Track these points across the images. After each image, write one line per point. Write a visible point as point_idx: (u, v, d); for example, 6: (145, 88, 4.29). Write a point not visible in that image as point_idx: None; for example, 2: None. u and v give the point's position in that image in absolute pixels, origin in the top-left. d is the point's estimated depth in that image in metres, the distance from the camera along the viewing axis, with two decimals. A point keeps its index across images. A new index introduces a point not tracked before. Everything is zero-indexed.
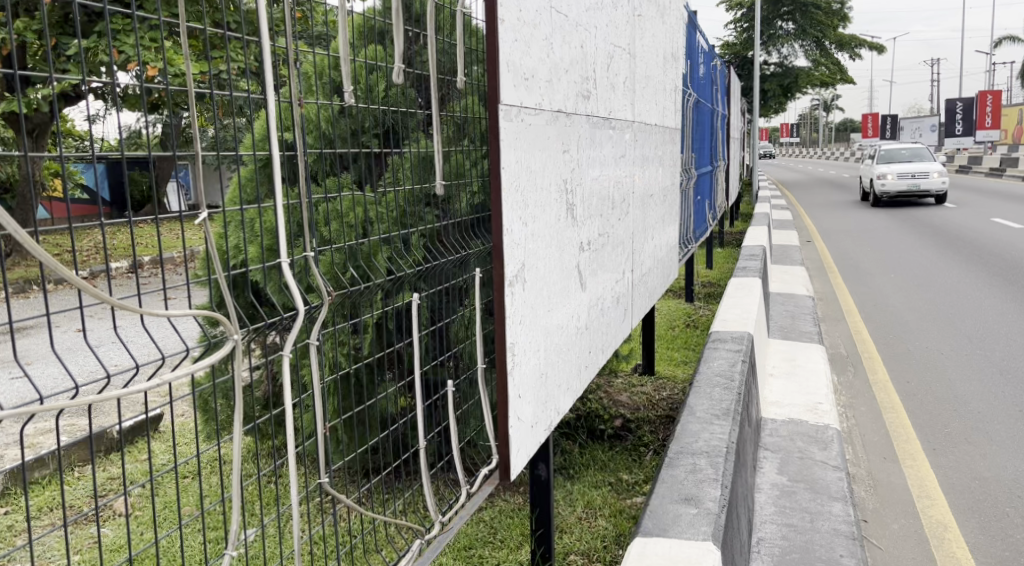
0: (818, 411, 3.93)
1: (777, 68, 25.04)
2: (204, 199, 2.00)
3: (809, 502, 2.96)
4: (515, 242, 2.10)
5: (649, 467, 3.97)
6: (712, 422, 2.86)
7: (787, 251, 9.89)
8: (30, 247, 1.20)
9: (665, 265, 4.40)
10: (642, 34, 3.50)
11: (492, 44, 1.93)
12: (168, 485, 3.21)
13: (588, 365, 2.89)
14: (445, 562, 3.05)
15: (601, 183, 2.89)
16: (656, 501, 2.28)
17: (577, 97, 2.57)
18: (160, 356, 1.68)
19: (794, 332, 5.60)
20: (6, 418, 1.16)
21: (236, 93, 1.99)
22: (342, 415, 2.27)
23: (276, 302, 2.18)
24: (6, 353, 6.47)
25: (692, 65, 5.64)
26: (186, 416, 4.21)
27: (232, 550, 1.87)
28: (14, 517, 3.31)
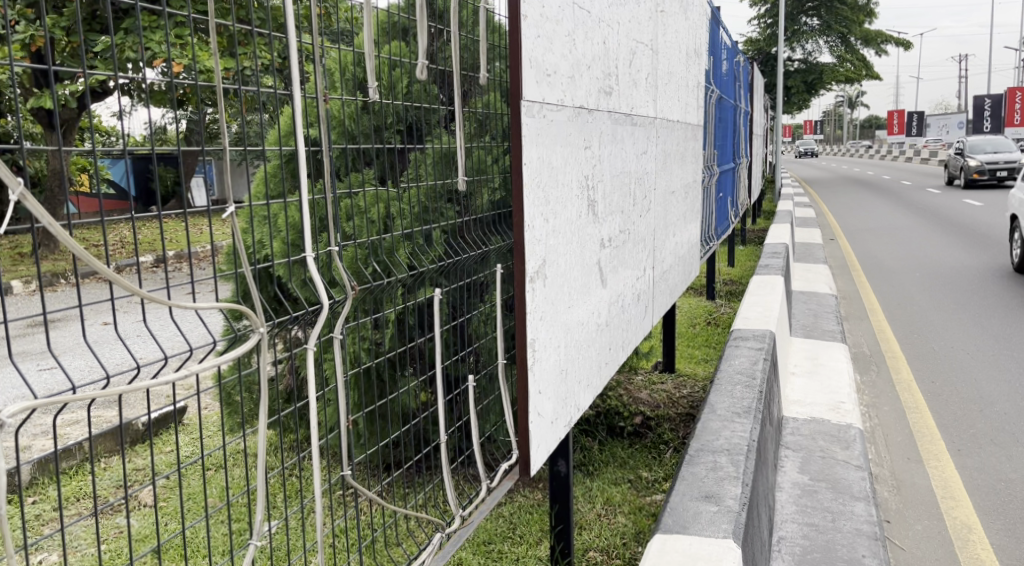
0: (840, 411, 3.88)
1: (801, 64, 24.80)
2: (230, 193, 2.01)
3: (830, 501, 2.94)
4: (536, 238, 2.10)
5: (669, 464, 3.95)
6: (733, 420, 2.84)
7: (809, 249, 9.79)
8: (62, 238, 1.22)
9: (686, 262, 4.38)
10: (665, 30, 3.48)
11: (515, 39, 1.94)
12: (193, 477, 3.25)
13: (609, 361, 2.88)
14: (466, 558, 3.06)
15: (622, 179, 2.88)
16: (677, 499, 2.27)
17: (599, 93, 2.56)
18: (188, 349, 1.69)
19: (816, 331, 5.55)
20: (36, 407, 1.16)
21: (262, 89, 2.01)
22: (364, 409, 2.29)
23: (299, 296, 2.20)
24: (37, 346, 6.59)
25: (716, 61, 5.61)
26: (211, 409, 4.26)
27: (256, 540, 1.88)
28: (43, 506, 3.37)
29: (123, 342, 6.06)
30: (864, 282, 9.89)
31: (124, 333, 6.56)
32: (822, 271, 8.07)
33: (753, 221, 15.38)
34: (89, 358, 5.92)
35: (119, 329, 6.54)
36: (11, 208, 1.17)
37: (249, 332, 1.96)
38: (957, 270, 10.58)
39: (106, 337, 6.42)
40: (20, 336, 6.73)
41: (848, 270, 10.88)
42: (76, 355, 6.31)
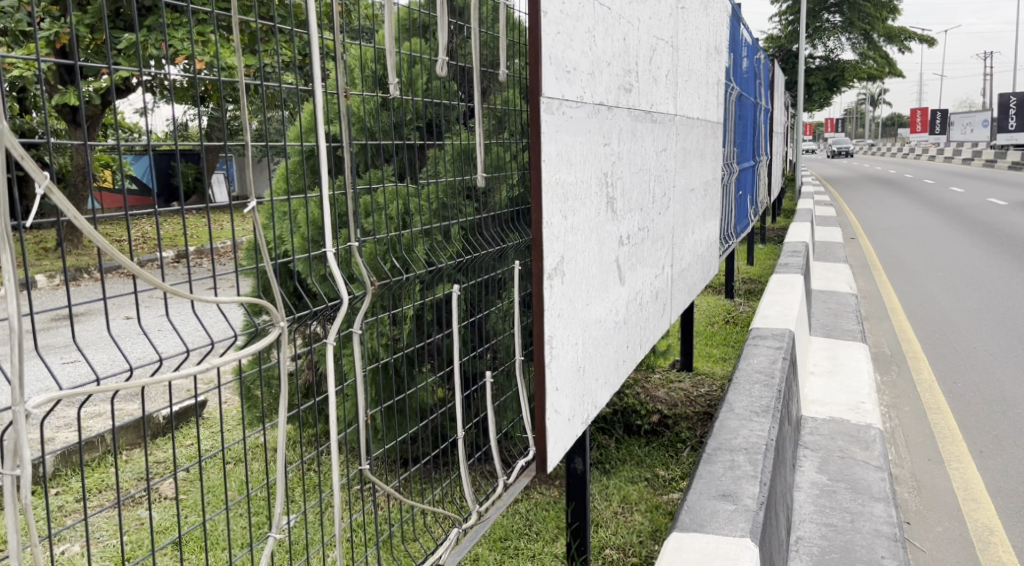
0: (860, 411, 3.85)
1: (823, 62, 24.55)
2: (253, 188, 2.00)
3: (849, 502, 2.91)
4: (554, 235, 2.10)
5: (686, 463, 3.93)
6: (752, 419, 2.83)
7: (829, 248, 9.70)
8: (88, 232, 1.22)
9: (705, 260, 4.35)
10: (685, 27, 3.47)
11: (535, 37, 1.94)
12: (214, 470, 3.28)
13: (626, 359, 2.87)
14: (481, 554, 3.06)
15: (641, 177, 2.87)
16: (694, 497, 2.27)
17: (619, 90, 2.55)
18: (210, 342, 1.70)
19: (836, 330, 5.50)
20: (61, 398, 1.17)
21: (283, 86, 2.02)
22: (382, 404, 2.30)
23: (319, 291, 2.21)
24: (63, 339, 6.69)
25: (736, 58, 5.58)
26: (231, 403, 4.29)
27: (276, 532, 1.89)
28: (66, 497, 3.42)
29: (146, 336, 6.12)
30: (886, 282, 9.76)
31: (147, 327, 6.63)
32: (842, 270, 7.99)
33: (772, 220, 15.25)
34: (113, 351, 6.00)
35: (142, 322, 6.61)
36: (39, 201, 1.18)
37: (269, 327, 1.98)
38: (981, 270, 10.42)
39: (130, 330, 6.49)
40: (47, 329, 6.83)
41: (868, 269, 10.76)
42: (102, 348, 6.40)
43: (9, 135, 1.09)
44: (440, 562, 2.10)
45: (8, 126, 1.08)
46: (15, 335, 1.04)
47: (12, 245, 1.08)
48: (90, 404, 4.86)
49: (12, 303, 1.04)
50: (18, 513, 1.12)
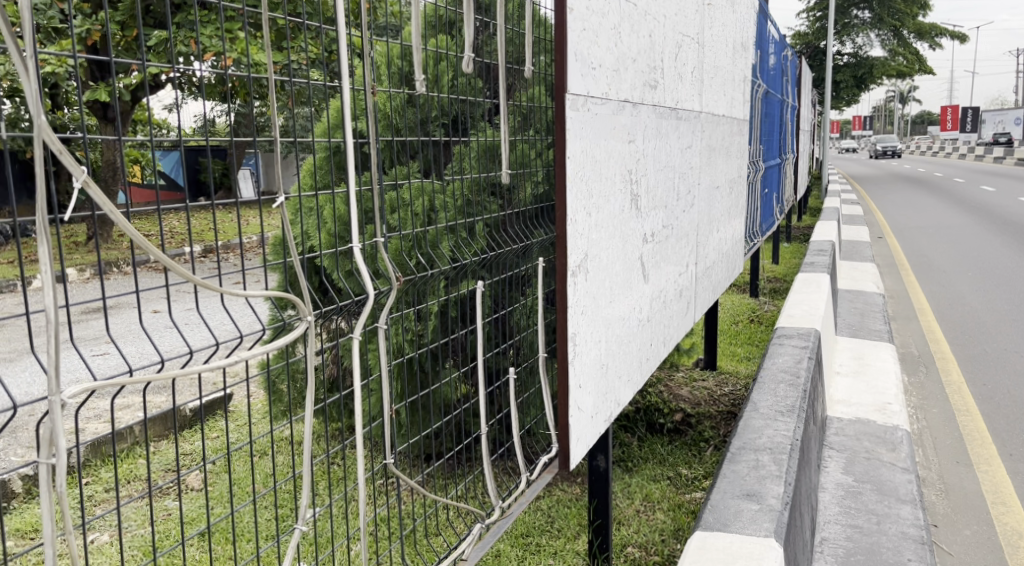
0: (886, 411, 3.82)
1: (851, 58, 24.22)
2: (281, 183, 1.99)
3: (875, 503, 2.88)
4: (579, 232, 2.09)
5: (709, 463, 3.91)
6: (777, 418, 2.81)
7: (856, 246, 9.59)
8: (121, 225, 1.24)
9: (730, 258, 4.32)
10: (712, 23, 3.44)
11: (561, 34, 1.93)
12: (241, 462, 3.32)
13: (650, 357, 2.87)
14: (504, 550, 3.07)
15: (667, 174, 2.86)
16: (717, 496, 2.26)
17: (644, 87, 2.54)
18: (239, 335, 1.71)
19: (862, 330, 5.43)
20: (96, 388, 1.19)
21: (311, 82, 2.03)
22: (406, 400, 2.31)
23: (344, 287, 2.23)
24: (94, 332, 6.80)
25: (763, 56, 5.54)
26: (258, 397, 4.33)
27: (301, 525, 1.91)
28: (95, 487, 3.48)
29: (175, 328, 6.19)
30: (913, 282, 9.62)
31: (177, 319, 6.70)
32: (869, 269, 7.89)
33: (798, 218, 15.05)
34: (143, 343, 6.07)
35: (172, 314, 6.68)
36: (75, 193, 1.20)
37: (295, 321, 1.99)
38: (1012, 271, 10.24)
39: (160, 323, 6.57)
40: (80, 320, 6.94)
41: (896, 269, 10.64)
42: (134, 340, 6.49)
43: (48, 130, 1.12)
44: (463, 557, 2.10)
45: (47, 122, 1.10)
46: (52, 327, 1.05)
47: (50, 237, 1.10)
48: (121, 396, 4.94)
49: (49, 295, 1.06)
50: (54, 503, 1.13)
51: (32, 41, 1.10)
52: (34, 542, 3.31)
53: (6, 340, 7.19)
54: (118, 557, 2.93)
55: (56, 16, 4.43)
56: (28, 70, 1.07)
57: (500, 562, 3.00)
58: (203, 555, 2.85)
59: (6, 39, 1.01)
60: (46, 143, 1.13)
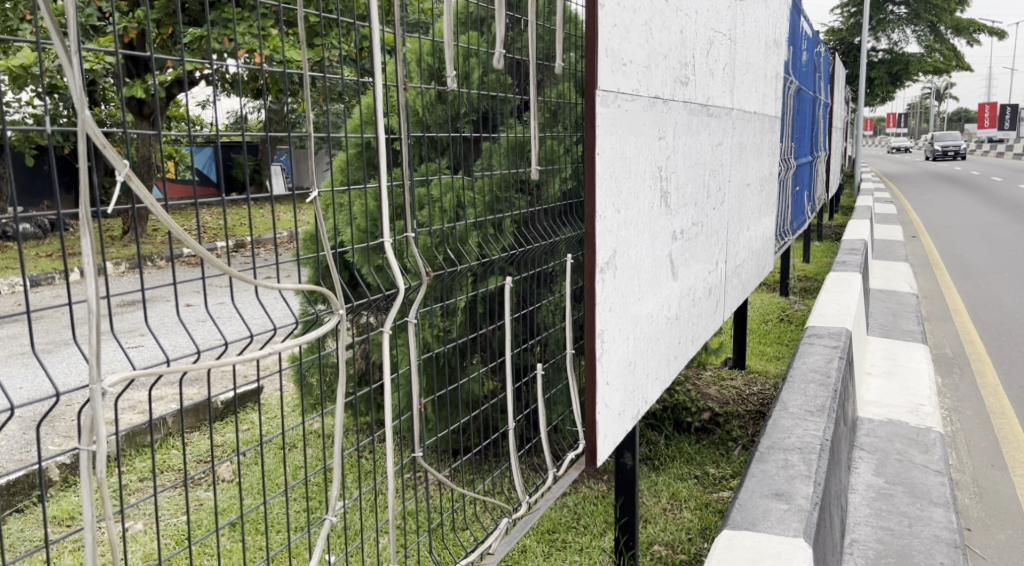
0: (919, 413, 3.76)
1: (886, 55, 23.79)
2: (313, 178, 1.99)
3: (907, 506, 2.84)
4: (608, 229, 2.09)
5: (736, 463, 3.88)
6: (806, 418, 2.78)
7: (890, 246, 9.44)
8: (161, 218, 1.25)
9: (759, 257, 4.28)
10: (744, 18, 3.41)
11: (593, 29, 1.94)
12: (272, 454, 3.36)
13: (678, 355, 2.85)
14: (530, 546, 3.08)
15: (697, 171, 2.84)
16: (746, 495, 2.24)
17: (675, 83, 2.53)
18: (272, 328, 1.71)
19: (895, 331, 5.36)
20: (134, 377, 1.20)
21: (345, 79, 2.04)
22: (434, 395, 2.32)
23: (374, 282, 2.24)
24: (130, 325, 6.94)
25: (796, 52, 5.48)
26: (289, 390, 4.39)
27: (331, 516, 1.92)
28: (131, 476, 3.56)
29: (209, 321, 6.28)
30: (949, 282, 9.44)
31: (210, 312, 6.80)
32: (902, 268, 7.76)
33: (830, 216, 14.82)
34: (178, 336, 6.18)
35: (206, 307, 6.79)
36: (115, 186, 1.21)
37: (326, 315, 2.01)
38: None
39: (195, 316, 6.69)
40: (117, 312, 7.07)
41: (930, 268, 10.46)
42: (169, 332, 6.60)
43: (92, 125, 1.14)
44: (490, 551, 2.11)
45: (90, 116, 1.12)
46: (94, 317, 1.07)
47: (91, 229, 1.12)
48: (155, 387, 5.04)
49: (92, 286, 1.08)
50: (94, 490, 1.15)
51: (76, 38, 1.12)
52: (71, 529, 3.39)
53: (47, 330, 7.37)
54: (151, 545, 2.99)
55: (94, 14, 4.51)
56: (73, 66, 1.09)
57: (527, 557, 3.01)
58: (234, 545, 2.90)
59: (51, 35, 1.03)
60: (89, 137, 1.15)
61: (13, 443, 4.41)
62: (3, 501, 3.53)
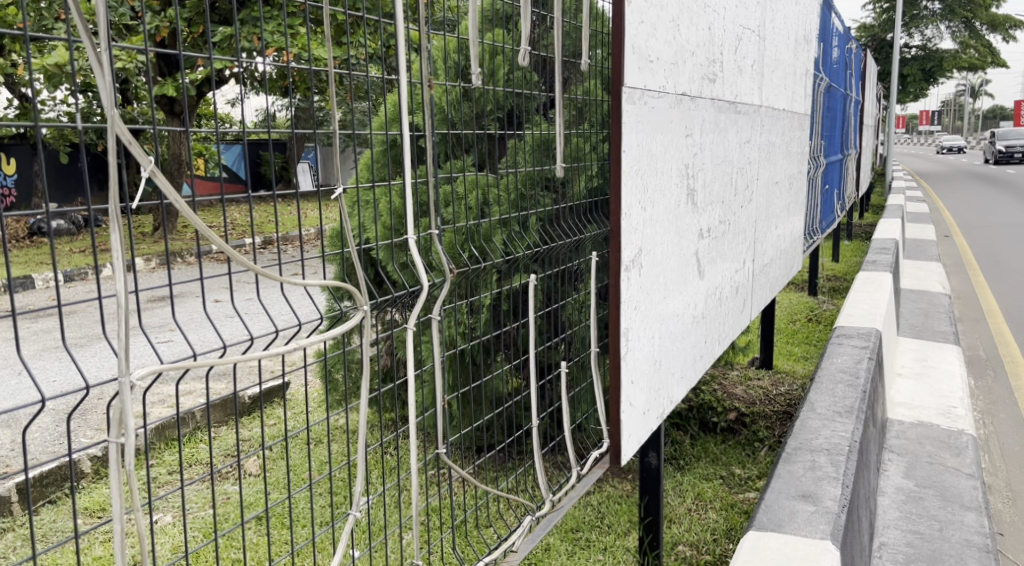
0: (951, 416, 3.69)
1: (919, 51, 23.36)
2: (339, 174, 1.99)
3: (938, 510, 2.80)
4: (633, 227, 2.08)
5: (763, 463, 3.84)
6: (834, 419, 2.74)
7: (922, 245, 9.27)
8: (187, 213, 1.25)
9: (788, 256, 4.24)
10: (773, 16, 3.38)
11: (618, 26, 1.93)
12: (298, 449, 3.40)
13: (704, 354, 2.83)
14: (553, 544, 3.08)
15: (724, 169, 2.82)
16: (772, 497, 2.22)
17: (702, 80, 2.51)
18: (300, 322, 1.72)
19: (926, 331, 5.27)
20: (162, 371, 1.21)
21: (372, 76, 2.04)
22: (458, 392, 2.32)
23: (400, 279, 2.23)
24: (160, 320, 7.06)
25: (826, 48, 5.40)
26: (315, 385, 4.43)
27: (354, 511, 1.93)
28: (160, 469, 3.62)
29: (236, 317, 6.36)
30: (982, 283, 9.25)
31: (238, 308, 6.88)
32: (934, 268, 7.63)
33: (859, 216, 14.60)
34: (206, 331, 6.26)
35: (234, 303, 6.87)
36: (144, 183, 1.22)
37: (352, 311, 2.01)
38: None
39: (224, 311, 6.77)
40: (147, 308, 7.19)
41: (963, 268, 10.28)
42: (198, 327, 6.70)
43: (120, 121, 1.14)
44: (513, 549, 2.11)
45: (118, 113, 1.13)
46: (122, 313, 1.07)
47: (121, 226, 1.12)
48: (184, 382, 5.12)
49: (120, 282, 1.08)
50: (123, 483, 1.16)
51: (106, 37, 1.13)
52: (101, 521, 3.44)
53: (80, 324, 7.52)
54: (180, 537, 3.04)
55: (126, 13, 4.59)
56: (102, 65, 1.10)
57: (550, 556, 3.00)
58: (260, 538, 2.94)
59: (82, 35, 1.05)
60: (118, 135, 1.16)
61: (47, 436, 4.50)
62: (36, 492, 3.61)
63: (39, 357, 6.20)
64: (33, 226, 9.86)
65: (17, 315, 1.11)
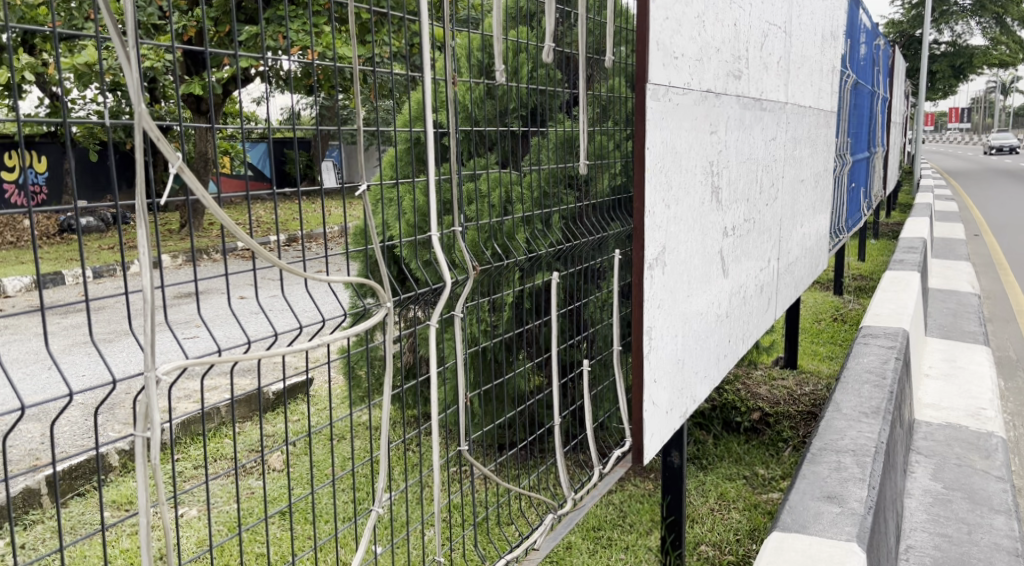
0: (980, 417, 3.63)
1: (949, 48, 22.97)
2: (363, 172, 1.99)
3: (966, 512, 2.75)
4: (656, 224, 2.06)
5: (787, 464, 3.81)
6: (860, 420, 2.71)
7: (951, 244, 9.12)
8: (213, 210, 1.25)
9: (813, 254, 4.19)
10: (800, 12, 3.35)
11: (643, 22, 1.91)
12: (321, 445, 3.43)
13: (728, 354, 2.81)
14: (574, 542, 3.08)
15: (749, 166, 2.80)
16: (796, 497, 2.20)
17: (728, 76, 2.49)
18: (325, 318, 1.71)
19: (955, 331, 5.19)
20: (187, 366, 1.21)
21: (396, 74, 2.04)
22: (481, 390, 2.32)
23: (423, 275, 2.23)
24: (186, 316, 7.14)
25: (853, 45, 5.34)
26: (339, 382, 4.45)
27: (377, 507, 1.93)
28: (186, 464, 3.67)
29: (261, 314, 6.42)
30: (1012, 283, 9.08)
31: (263, 304, 6.95)
32: (964, 268, 7.51)
33: (886, 215, 14.38)
34: (231, 327, 6.33)
35: (259, 300, 6.94)
36: (171, 180, 1.20)
37: (375, 308, 2.01)
38: None
39: (249, 308, 6.84)
40: (172, 304, 7.28)
41: (993, 267, 10.10)
42: (223, 323, 6.78)
43: (147, 118, 1.14)
44: (535, 547, 2.11)
45: (146, 111, 1.12)
46: (148, 309, 1.07)
47: (149, 223, 1.12)
48: (209, 378, 5.18)
49: (146, 278, 1.07)
50: (149, 477, 1.16)
51: (135, 34, 1.13)
52: (128, 514, 3.50)
53: (107, 320, 7.64)
54: (204, 531, 3.08)
55: (155, 13, 4.65)
56: (130, 62, 1.10)
57: (571, 555, 3.00)
58: (284, 533, 2.97)
59: (111, 33, 1.05)
60: (146, 131, 1.16)
61: (76, 429, 4.58)
62: (65, 485, 3.66)
63: (68, 352, 6.30)
64: (63, 223, 10.03)
65: (41, 309, 1.10)
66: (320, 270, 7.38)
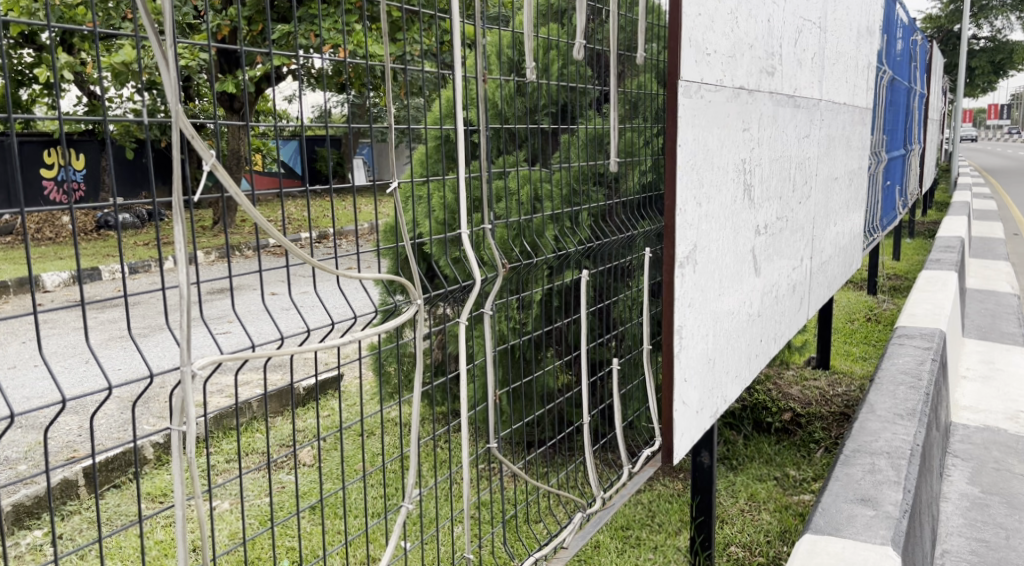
0: (1020, 420, 3.56)
1: (989, 42, 22.45)
2: (394, 169, 1.97)
3: (1004, 517, 2.70)
4: (688, 222, 2.04)
5: (819, 464, 3.77)
6: (895, 422, 2.66)
7: (990, 244, 8.93)
8: (246, 207, 1.25)
9: (846, 253, 4.13)
10: (835, 7, 3.30)
11: (675, 19, 1.89)
12: (351, 440, 3.46)
13: (759, 353, 2.78)
14: (603, 541, 3.07)
15: (783, 163, 2.77)
16: (829, 499, 2.17)
17: (761, 73, 2.46)
18: (355, 314, 1.70)
19: (993, 333, 5.09)
20: (222, 359, 1.21)
21: (426, 71, 2.02)
22: (511, 387, 2.31)
23: (453, 272, 2.22)
24: (218, 311, 7.24)
25: (889, 40, 5.25)
26: (371, 378, 4.48)
27: (407, 503, 1.93)
28: (218, 457, 3.73)
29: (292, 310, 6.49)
30: None
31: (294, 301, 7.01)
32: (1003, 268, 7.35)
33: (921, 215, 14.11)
34: (262, 323, 6.40)
35: (290, 296, 7.01)
36: (205, 178, 1.20)
37: (405, 305, 2.01)
38: None
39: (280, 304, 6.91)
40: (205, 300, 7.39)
41: None
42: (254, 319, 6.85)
43: (183, 116, 1.15)
44: (564, 545, 2.10)
45: (182, 109, 1.13)
46: (184, 304, 1.07)
47: (184, 218, 1.12)
48: (242, 372, 5.24)
49: (182, 274, 1.08)
50: (184, 469, 1.17)
51: (173, 34, 1.14)
52: (162, 506, 3.55)
53: (142, 315, 7.77)
54: (237, 524, 3.12)
55: (189, 13, 4.71)
56: (167, 61, 1.11)
57: (600, 554, 2.99)
58: (314, 527, 3.00)
59: (149, 33, 1.06)
60: (181, 129, 1.17)
61: (112, 422, 4.67)
62: (102, 476, 3.74)
63: (104, 346, 6.43)
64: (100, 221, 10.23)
65: (81, 304, 1.12)
66: (349, 267, 7.43)
